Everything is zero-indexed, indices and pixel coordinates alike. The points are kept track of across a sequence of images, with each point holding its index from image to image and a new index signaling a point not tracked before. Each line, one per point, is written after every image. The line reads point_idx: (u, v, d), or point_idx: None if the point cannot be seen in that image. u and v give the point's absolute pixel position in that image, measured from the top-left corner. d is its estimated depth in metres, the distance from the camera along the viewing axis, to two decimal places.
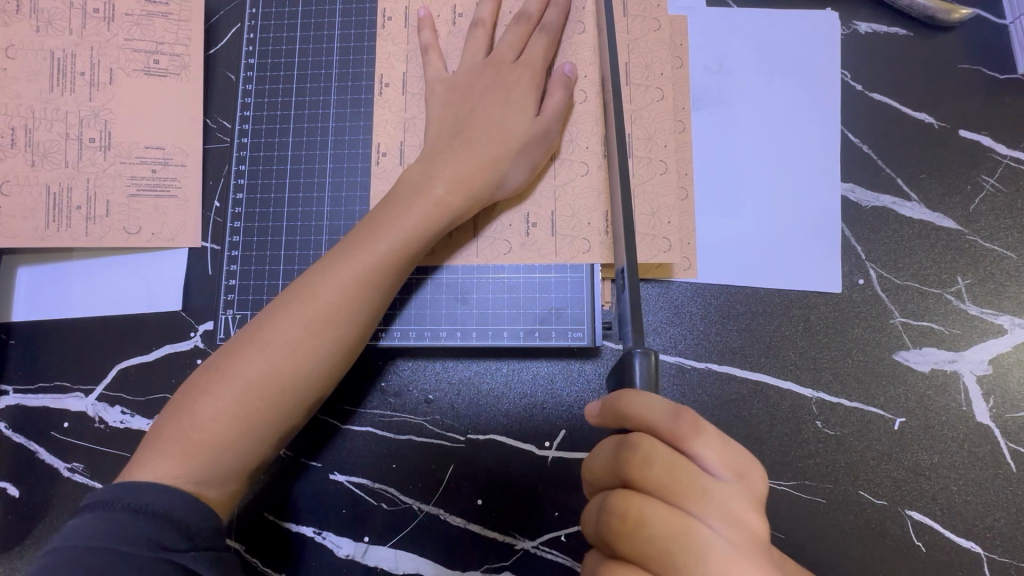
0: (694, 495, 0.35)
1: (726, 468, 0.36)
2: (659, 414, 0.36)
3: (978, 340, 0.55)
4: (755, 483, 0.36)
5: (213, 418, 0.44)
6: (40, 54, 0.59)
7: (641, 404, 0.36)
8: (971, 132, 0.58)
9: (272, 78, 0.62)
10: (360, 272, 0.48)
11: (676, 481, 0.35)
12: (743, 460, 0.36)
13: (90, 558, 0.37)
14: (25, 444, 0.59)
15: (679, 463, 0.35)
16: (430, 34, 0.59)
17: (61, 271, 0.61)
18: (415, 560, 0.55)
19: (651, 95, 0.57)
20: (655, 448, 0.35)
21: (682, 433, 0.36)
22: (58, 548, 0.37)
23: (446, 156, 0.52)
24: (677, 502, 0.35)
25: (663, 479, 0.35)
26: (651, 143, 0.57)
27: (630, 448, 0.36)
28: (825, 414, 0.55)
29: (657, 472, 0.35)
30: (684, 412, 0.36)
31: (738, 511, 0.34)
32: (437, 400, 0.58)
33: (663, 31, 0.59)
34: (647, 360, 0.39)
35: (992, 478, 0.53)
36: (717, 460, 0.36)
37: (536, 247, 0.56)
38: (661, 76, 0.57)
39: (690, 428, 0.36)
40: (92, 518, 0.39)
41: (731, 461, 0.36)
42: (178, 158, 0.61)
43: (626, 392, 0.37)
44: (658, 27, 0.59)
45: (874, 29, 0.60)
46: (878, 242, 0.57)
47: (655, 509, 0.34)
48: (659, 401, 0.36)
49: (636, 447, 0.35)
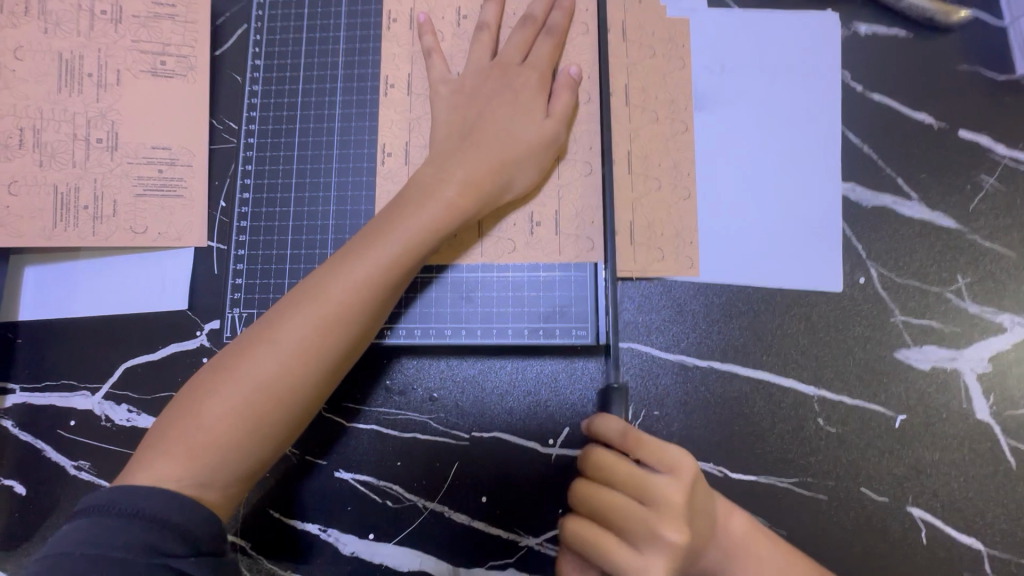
0: (634, 486, 0.44)
1: (662, 465, 0.45)
2: (612, 430, 0.46)
3: (978, 338, 0.56)
4: (688, 475, 0.45)
5: (220, 418, 0.44)
6: (49, 55, 0.60)
7: (602, 425, 0.47)
8: (971, 132, 0.59)
9: (278, 79, 0.63)
10: (366, 273, 0.49)
11: (622, 476, 0.45)
12: (679, 458, 0.45)
13: (88, 566, 0.36)
14: (31, 442, 0.59)
15: (624, 464, 0.45)
16: (432, 39, 0.60)
17: (68, 270, 0.61)
18: (420, 557, 0.56)
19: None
20: (605, 454, 0.46)
21: (629, 445, 0.45)
22: (56, 554, 0.37)
23: (452, 157, 0.53)
24: (622, 492, 0.45)
25: (610, 476, 0.45)
26: (648, 154, 0.58)
27: (587, 454, 0.47)
28: (827, 412, 0.55)
29: (606, 471, 0.45)
30: (630, 430, 0.46)
31: (669, 498, 0.44)
32: (441, 399, 0.58)
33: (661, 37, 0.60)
34: (622, 396, 0.49)
35: (992, 475, 0.53)
36: (656, 461, 0.45)
37: (539, 246, 0.57)
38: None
39: (634, 442, 0.45)
40: (88, 524, 0.39)
41: (668, 460, 0.45)
42: (185, 158, 0.62)
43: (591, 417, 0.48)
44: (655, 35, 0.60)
45: (874, 30, 0.61)
46: (879, 241, 0.57)
47: (605, 497, 0.45)
48: (615, 421, 0.47)
49: (590, 454, 0.46)
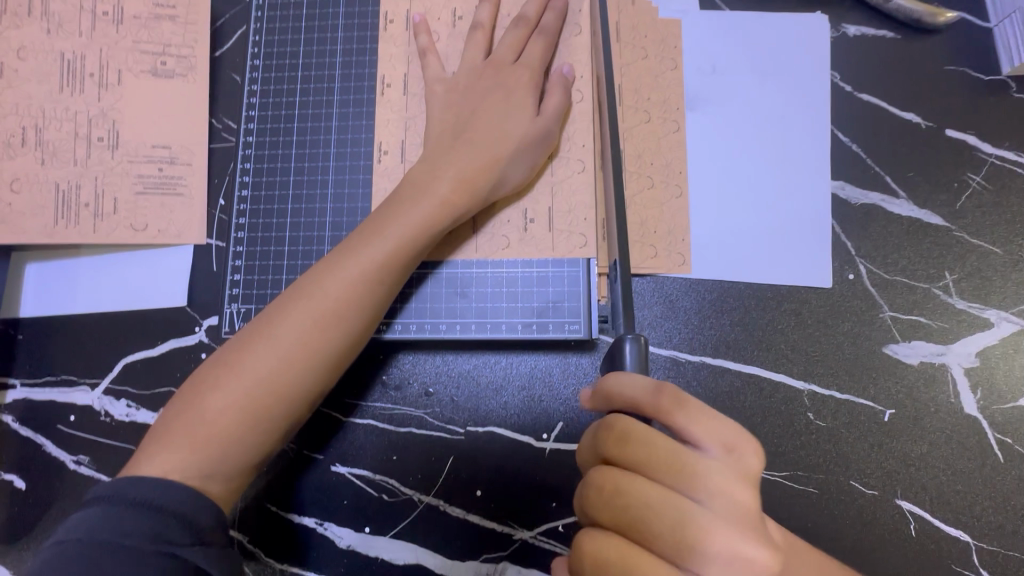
0: (675, 469, 0.34)
1: (712, 441, 0.35)
2: (637, 391, 0.36)
3: (965, 334, 0.56)
4: (747, 458, 0.35)
5: (222, 412, 0.45)
6: (51, 55, 0.61)
7: (626, 383, 0.37)
8: (958, 131, 0.60)
9: (277, 79, 0.64)
10: (365, 269, 0.49)
11: (657, 455, 0.35)
12: (733, 435, 0.35)
13: (98, 554, 0.38)
14: (32, 436, 0.60)
15: (660, 439, 0.35)
16: (428, 38, 0.61)
17: (69, 267, 0.62)
18: (415, 550, 0.56)
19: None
20: (631, 424, 0.36)
21: (664, 409, 0.35)
22: (68, 540, 0.39)
23: (446, 154, 0.54)
24: (658, 476, 0.35)
25: (643, 454, 0.35)
26: (642, 151, 0.59)
27: (607, 426, 0.36)
28: (817, 406, 0.56)
29: (634, 448, 0.35)
30: (665, 388, 0.36)
31: (725, 487, 0.34)
32: (437, 394, 0.59)
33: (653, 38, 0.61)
34: (637, 344, 0.39)
35: (980, 468, 0.54)
36: (703, 435, 0.35)
37: (534, 243, 0.58)
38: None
39: (671, 404, 0.35)
40: (97, 512, 0.40)
41: (721, 435, 0.35)
42: (184, 157, 0.63)
43: (609, 374, 0.38)
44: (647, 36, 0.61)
45: (862, 31, 0.62)
46: (867, 238, 0.58)
47: (633, 483, 0.35)
48: (641, 380, 0.36)
49: (612, 425, 0.36)
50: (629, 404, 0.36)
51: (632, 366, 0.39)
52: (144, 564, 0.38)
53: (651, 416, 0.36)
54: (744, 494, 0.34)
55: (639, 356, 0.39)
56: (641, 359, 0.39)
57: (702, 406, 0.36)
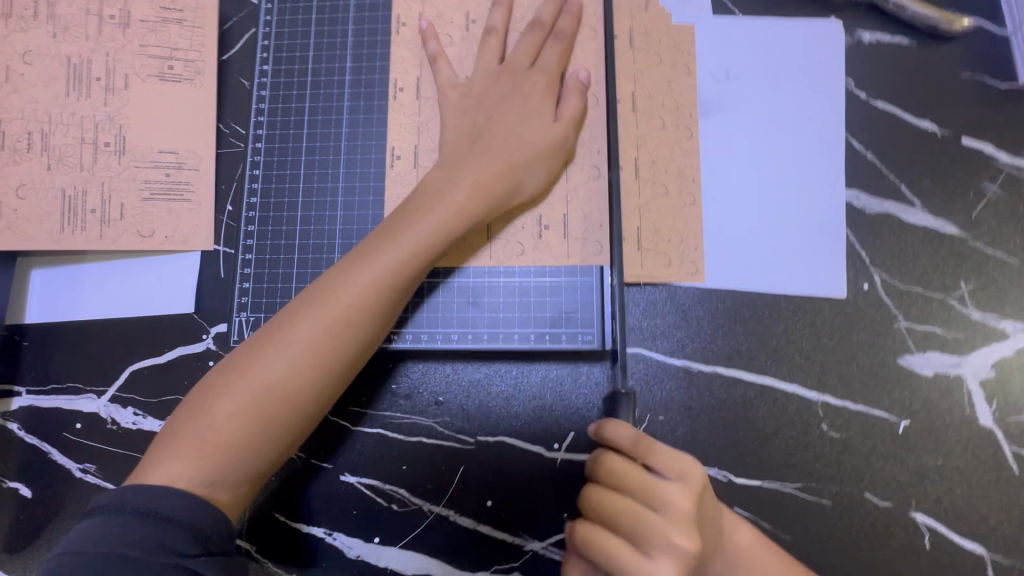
0: (643, 496, 0.43)
1: (672, 471, 0.43)
2: (615, 434, 0.45)
3: (980, 344, 0.56)
4: (697, 481, 0.43)
5: (230, 418, 0.45)
6: (57, 59, 0.60)
7: (611, 430, 0.45)
8: (974, 140, 0.59)
9: (286, 84, 0.63)
10: (377, 276, 0.49)
11: (631, 485, 0.43)
12: (689, 465, 0.43)
13: (104, 565, 0.38)
14: (37, 444, 0.59)
15: (632, 472, 0.44)
16: (436, 44, 0.61)
17: (75, 274, 0.61)
18: (425, 560, 0.56)
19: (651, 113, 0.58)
20: (612, 460, 0.45)
21: (638, 450, 0.44)
22: (73, 551, 0.39)
23: (463, 159, 0.53)
24: (633, 504, 0.43)
25: (618, 483, 0.44)
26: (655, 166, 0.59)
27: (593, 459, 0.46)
28: (831, 417, 0.55)
29: (612, 477, 0.44)
30: (641, 438, 0.44)
31: (682, 506, 0.42)
32: (447, 402, 0.59)
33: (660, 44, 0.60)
34: (630, 403, 0.48)
35: (995, 480, 0.54)
36: (664, 466, 0.43)
37: (548, 250, 0.57)
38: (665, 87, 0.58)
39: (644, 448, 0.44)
40: (102, 523, 0.40)
41: (679, 466, 0.43)
42: (192, 162, 0.62)
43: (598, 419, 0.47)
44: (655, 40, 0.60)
45: (877, 38, 0.61)
46: (882, 248, 0.58)
47: (613, 507, 0.44)
48: (625, 428, 0.45)
49: (595, 457, 0.46)
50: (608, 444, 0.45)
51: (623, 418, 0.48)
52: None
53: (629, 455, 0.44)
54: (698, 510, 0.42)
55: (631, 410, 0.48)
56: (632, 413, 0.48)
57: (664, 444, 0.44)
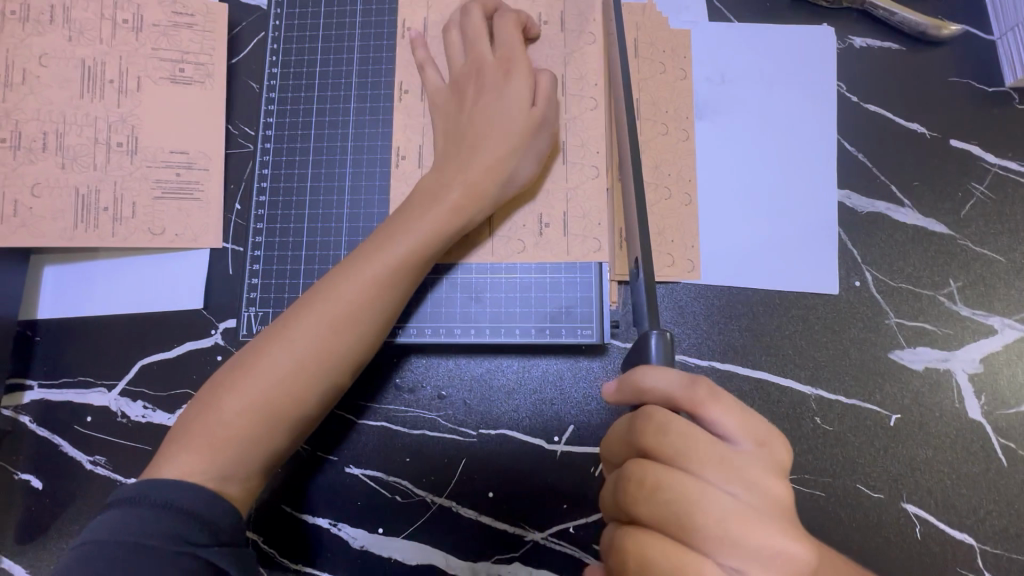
0: (712, 461, 0.34)
1: (746, 435, 0.35)
2: (672, 383, 0.36)
3: (970, 340, 0.57)
4: (776, 451, 0.35)
5: (239, 414, 0.46)
6: (72, 62, 0.62)
7: (656, 376, 0.37)
8: (962, 142, 0.61)
9: (294, 87, 0.65)
10: (379, 275, 0.50)
11: (695, 447, 0.35)
12: (766, 430, 0.36)
13: (120, 553, 0.39)
14: (49, 437, 0.61)
15: (695, 431, 0.35)
16: (425, 51, 0.62)
17: (87, 271, 0.63)
18: (428, 551, 0.57)
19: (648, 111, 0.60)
20: (668, 417, 0.35)
21: (699, 400, 0.35)
22: (93, 541, 0.40)
23: (454, 161, 0.55)
24: (694, 469, 0.34)
25: (680, 446, 0.35)
26: (658, 172, 0.60)
27: (643, 418, 0.36)
28: (823, 411, 0.57)
29: (671, 440, 0.35)
30: (698, 381, 0.36)
31: (758, 478, 0.34)
32: (450, 397, 0.60)
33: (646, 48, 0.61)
34: (664, 338, 0.39)
35: (984, 472, 0.55)
36: (735, 427, 0.35)
37: (549, 247, 0.59)
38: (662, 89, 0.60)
39: (705, 395, 0.36)
40: (119, 514, 0.41)
41: (754, 429, 0.35)
42: (202, 162, 0.64)
43: (639, 366, 0.37)
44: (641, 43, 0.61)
45: (868, 43, 0.63)
46: (873, 247, 0.59)
47: (672, 478, 0.34)
48: (673, 372, 0.37)
49: (650, 417, 0.36)
50: (662, 398, 0.36)
51: (658, 359, 0.38)
52: (163, 566, 0.39)
53: (682, 407, 0.36)
54: (777, 486, 0.34)
55: (664, 350, 0.38)
56: (668, 354, 0.38)
57: (736, 400, 0.36)
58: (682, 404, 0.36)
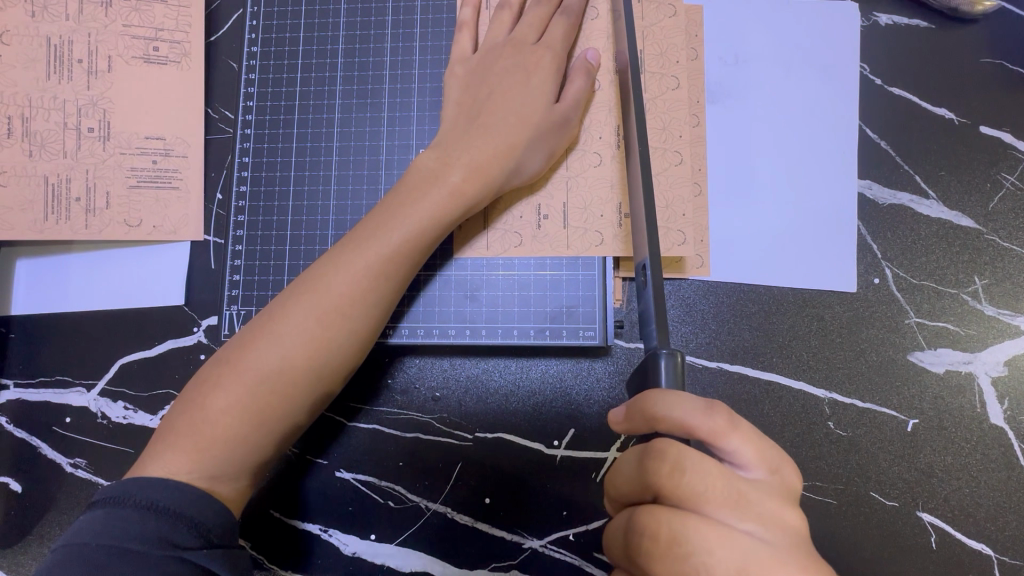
0: (730, 500, 0.33)
1: (761, 464, 0.34)
2: (690, 410, 0.33)
3: (994, 341, 0.54)
4: (787, 476, 0.35)
5: (225, 412, 0.43)
6: (36, 40, 0.58)
7: (671, 405, 0.33)
8: (992, 129, 0.57)
9: (276, 67, 0.61)
10: (373, 262, 0.47)
11: (713, 484, 0.33)
12: (776, 456, 0.34)
13: (105, 558, 0.37)
14: (26, 439, 0.58)
15: (712, 465, 0.33)
16: (470, 10, 0.57)
17: (59, 264, 0.59)
18: (421, 558, 0.55)
19: (666, 83, 0.55)
20: (684, 453, 0.33)
21: (717, 430, 0.33)
22: (75, 544, 0.37)
23: (459, 140, 0.51)
24: (710, 509, 0.33)
25: (697, 486, 0.33)
26: (666, 134, 0.55)
27: (658, 457, 0.33)
28: (837, 415, 0.54)
29: (687, 480, 0.33)
30: (717, 407, 0.33)
31: (774, 511, 0.33)
32: (444, 398, 0.57)
33: (678, 17, 0.56)
34: (673, 360, 0.36)
35: (1006, 479, 0.53)
36: (750, 455, 0.34)
37: (547, 240, 0.55)
38: (679, 61, 0.56)
39: (724, 424, 0.33)
40: (104, 515, 0.39)
41: (766, 456, 0.34)
42: (179, 148, 0.60)
43: (653, 393, 0.34)
44: (673, 13, 0.56)
45: (895, 20, 0.58)
46: (895, 241, 0.56)
47: (689, 522, 0.32)
48: (691, 398, 0.34)
49: (664, 455, 0.33)
50: (679, 427, 0.33)
51: (667, 384, 0.36)
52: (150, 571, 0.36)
53: (701, 438, 0.33)
54: (791, 515, 0.33)
55: (675, 374, 0.36)
56: (678, 378, 0.36)
57: (751, 427, 0.34)
58: (700, 435, 0.33)
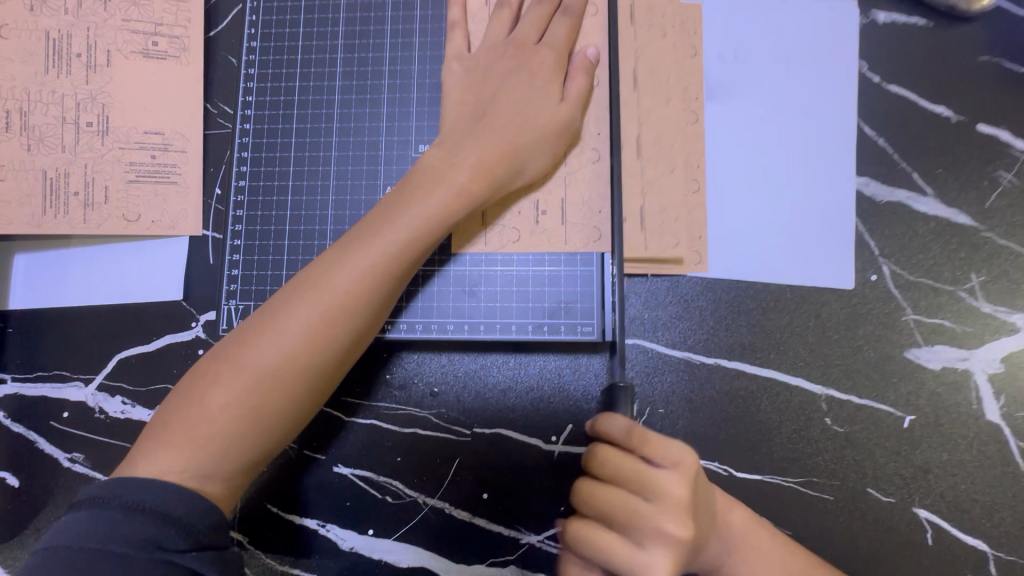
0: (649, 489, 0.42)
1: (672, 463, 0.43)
2: (617, 428, 0.43)
3: (991, 338, 0.55)
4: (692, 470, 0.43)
5: (223, 409, 0.43)
6: (35, 34, 0.58)
7: (605, 423, 0.43)
8: (990, 127, 0.57)
9: (275, 62, 0.61)
10: (376, 261, 0.47)
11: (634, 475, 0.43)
12: (685, 456, 0.43)
13: (88, 561, 0.36)
14: (23, 433, 0.58)
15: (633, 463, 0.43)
16: (458, 12, 0.57)
17: (58, 258, 0.59)
18: (419, 553, 0.55)
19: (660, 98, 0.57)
20: (610, 453, 0.44)
21: (638, 445, 0.42)
22: (59, 546, 0.37)
23: (459, 138, 0.51)
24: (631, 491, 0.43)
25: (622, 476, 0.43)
26: (662, 143, 0.57)
27: (593, 456, 0.45)
28: (834, 411, 0.54)
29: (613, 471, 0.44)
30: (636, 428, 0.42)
31: None
32: (442, 393, 0.57)
33: (669, 37, 0.58)
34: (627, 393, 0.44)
35: (1002, 476, 0.53)
36: (664, 455, 0.43)
37: (546, 235, 0.56)
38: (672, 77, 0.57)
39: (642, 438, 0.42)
40: (87, 517, 0.38)
41: (677, 457, 0.43)
42: (178, 143, 0.60)
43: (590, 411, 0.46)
44: (663, 35, 0.58)
45: (893, 18, 0.59)
46: (892, 239, 0.56)
47: (614, 500, 0.43)
48: (620, 419, 0.43)
49: (596, 455, 0.44)
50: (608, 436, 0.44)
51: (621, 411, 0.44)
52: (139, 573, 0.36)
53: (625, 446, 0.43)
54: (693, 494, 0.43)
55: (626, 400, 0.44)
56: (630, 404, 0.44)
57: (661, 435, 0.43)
58: (625, 444, 0.43)
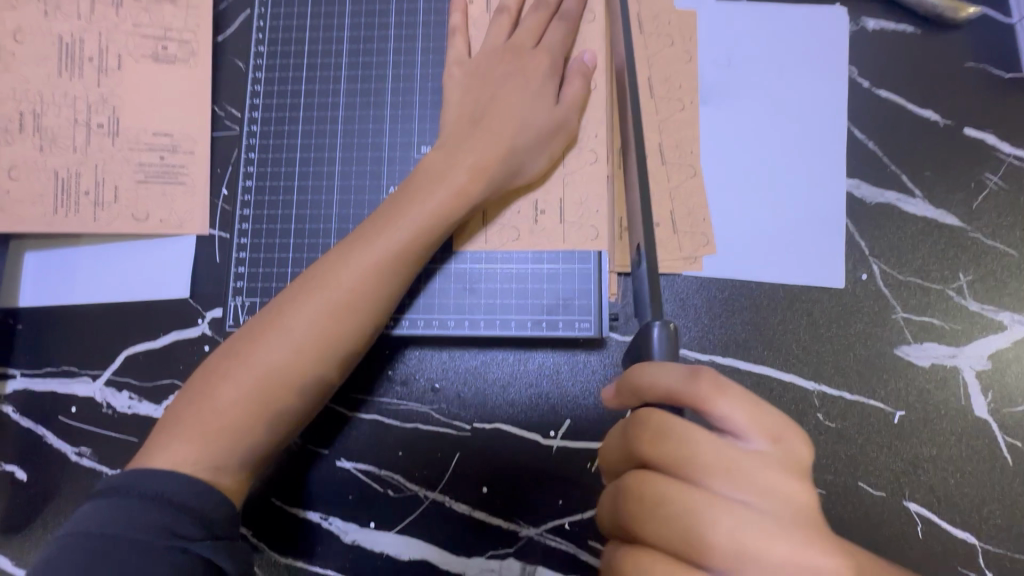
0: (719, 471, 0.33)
1: (758, 433, 0.34)
2: (671, 378, 0.35)
3: (978, 336, 0.56)
4: (793, 445, 0.34)
5: (234, 403, 0.44)
6: (49, 38, 0.59)
7: (658, 372, 0.36)
8: (976, 130, 0.59)
9: (281, 66, 0.62)
10: (381, 259, 0.48)
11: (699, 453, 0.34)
12: (778, 423, 0.34)
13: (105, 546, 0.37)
14: (32, 427, 0.59)
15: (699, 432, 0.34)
16: (461, 17, 0.59)
17: (68, 256, 0.61)
18: (419, 545, 0.56)
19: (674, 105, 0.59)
20: (666, 420, 0.35)
21: (702, 396, 0.34)
22: (77, 532, 0.38)
23: (460, 139, 0.53)
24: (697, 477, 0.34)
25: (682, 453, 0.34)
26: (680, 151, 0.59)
27: (641, 424, 0.36)
28: (826, 407, 0.55)
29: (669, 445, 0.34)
30: (701, 373, 0.34)
31: (769, 481, 0.33)
32: (444, 389, 0.58)
33: (676, 45, 0.60)
34: (665, 330, 0.39)
35: (990, 470, 0.54)
36: (748, 422, 0.33)
37: (544, 234, 0.57)
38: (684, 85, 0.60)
39: (710, 389, 0.34)
40: (106, 505, 0.39)
41: (765, 424, 0.34)
42: (187, 145, 0.61)
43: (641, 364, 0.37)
44: (671, 42, 0.60)
45: (882, 25, 0.60)
46: (882, 239, 0.58)
47: (671, 488, 0.33)
48: (676, 367, 0.35)
49: (647, 423, 0.35)
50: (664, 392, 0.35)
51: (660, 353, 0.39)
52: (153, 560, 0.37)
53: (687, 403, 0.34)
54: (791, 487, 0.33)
55: (667, 344, 0.39)
56: (670, 346, 0.39)
57: (744, 392, 0.34)
58: (687, 402, 0.34)
